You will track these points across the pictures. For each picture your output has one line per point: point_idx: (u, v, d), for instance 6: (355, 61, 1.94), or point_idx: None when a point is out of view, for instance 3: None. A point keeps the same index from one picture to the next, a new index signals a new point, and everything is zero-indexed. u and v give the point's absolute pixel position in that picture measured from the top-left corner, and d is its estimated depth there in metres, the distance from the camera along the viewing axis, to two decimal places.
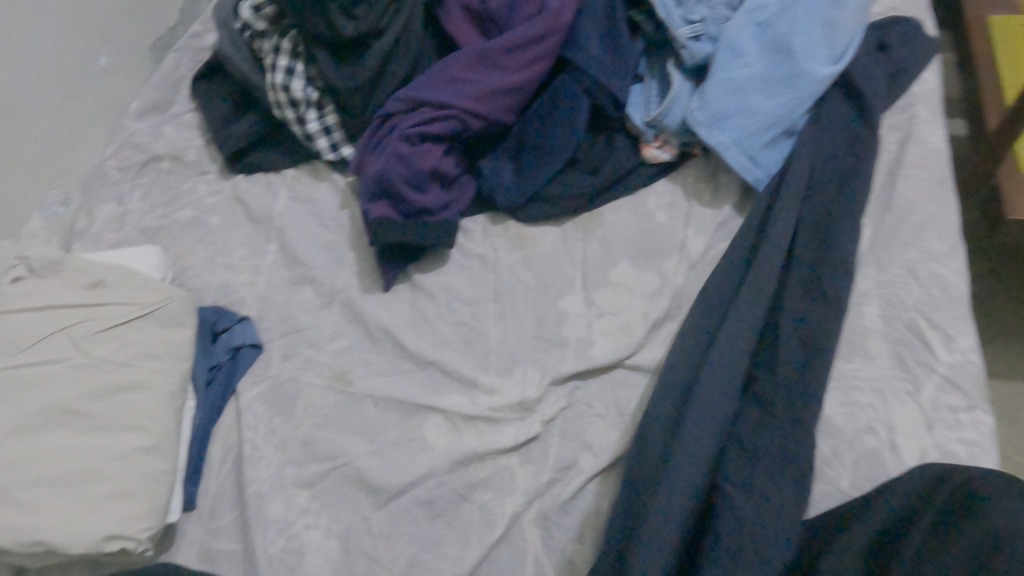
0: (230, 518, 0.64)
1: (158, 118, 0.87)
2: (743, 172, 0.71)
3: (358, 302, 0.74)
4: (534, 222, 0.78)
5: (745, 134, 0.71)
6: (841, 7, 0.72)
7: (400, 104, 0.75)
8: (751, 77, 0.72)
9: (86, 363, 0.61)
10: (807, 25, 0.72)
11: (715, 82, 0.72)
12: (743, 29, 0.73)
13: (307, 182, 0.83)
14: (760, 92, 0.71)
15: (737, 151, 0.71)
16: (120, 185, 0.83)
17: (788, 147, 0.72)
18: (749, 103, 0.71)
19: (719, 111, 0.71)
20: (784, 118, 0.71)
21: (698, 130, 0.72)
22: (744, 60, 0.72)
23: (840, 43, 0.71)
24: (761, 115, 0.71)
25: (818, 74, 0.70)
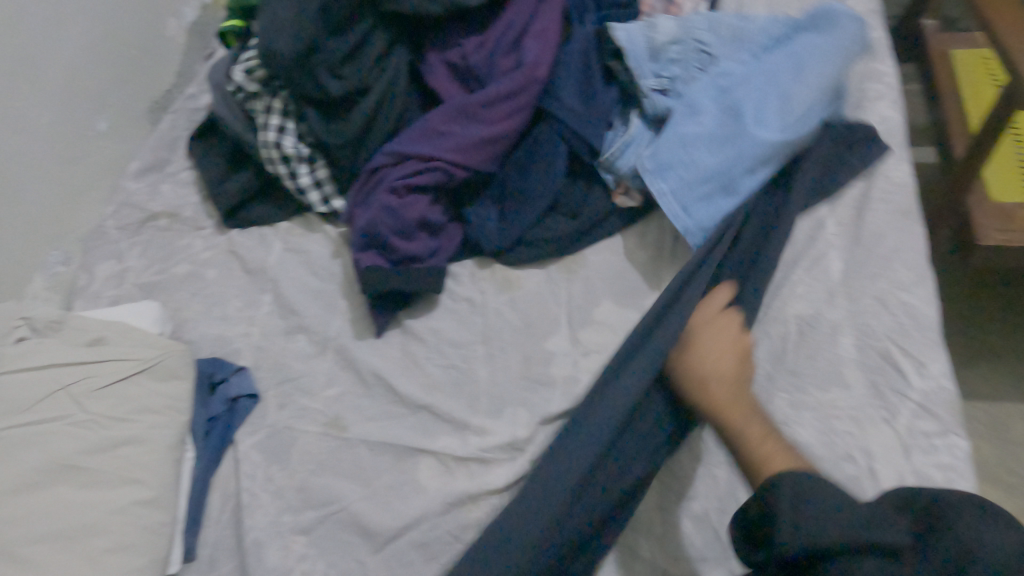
0: (230, 567, 0.65)
1: (155, 177, 0.91)
2: (674, 219, 0.73)
3: (351, 348, 0.76)
4: (519, 266, 0.80)
5: (684, 185, 0.73)
6: (800, 80, 0.73)
7: (387, 158, 0.78)
8: (699, 135, 0.74)
9: (87, 419, 0.63)
10: (763, 94, 0.74)
11: (668, 134, 0.75)
12: (704, 93, 0.77)
13: (300, 234, 0.86)
14: (706, 149, 0.74)
15: (672, 200, 0.73)
16: (118, 243, 0.86)
17: (724, 205, 0.73)
18: (693, 158, 0.73)
19: (665, 161, 0.74)
20: (724, 177, 0.73)
21: (643, 175, 0.74)
22: (699, 119, 0.75)
23: (795, 116, 0.72)
24: (702, 170, 0.73)
25: (763, 142, 0.72)
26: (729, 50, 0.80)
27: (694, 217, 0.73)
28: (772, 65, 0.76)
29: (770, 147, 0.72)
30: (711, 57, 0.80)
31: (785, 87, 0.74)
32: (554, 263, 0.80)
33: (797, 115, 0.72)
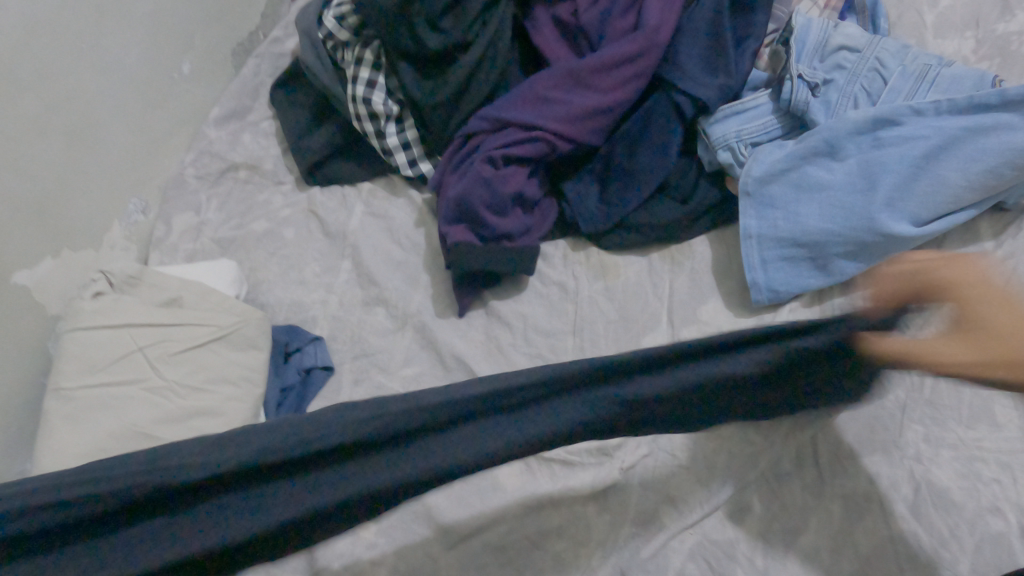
0: None
1: (237, 125, 0.86)
2: (745, 268, 0.65)
3: (432, 327, 0.71)
4: (618, 250, 0.73)
5: (773, 234, 0.65)
6: (961, 169, 0.59)
7: (483, 123, 0.71)
8: (819, 187, 0.64)
9: (162, 387, 0.61)
10: (914, 168, 0.61)
11: (788, 169, 0.66)
12: (856, 133, 0.64)
13: (382, 196, 0.81)
14: (816, 205, 0.64)
15: (755, 246, 0.66)
16: (197, 193, 0.82)
17: (803, 273, 0.64)
18: (798, 210, 0.65)
19: (770, 199, 0.66)
20: (818, 243, 0.63)
21: (740, 203, 0.67)
22: (830, 166, 0.64)
23: (933, 209, 0.60)
24: (800, 224, 0.64)
25: (876, 230, 0.60)
26: (910, 84, 0.65)
27: (768, 272, 0.65)
28: (948, 127, 0.60)
29: (886, 237, 0.60)
30: (883, 84, 0.66)
31: (942, 165, 0.60)
32: (656, 252, 0.73)
33: (939, 204, 0.60)
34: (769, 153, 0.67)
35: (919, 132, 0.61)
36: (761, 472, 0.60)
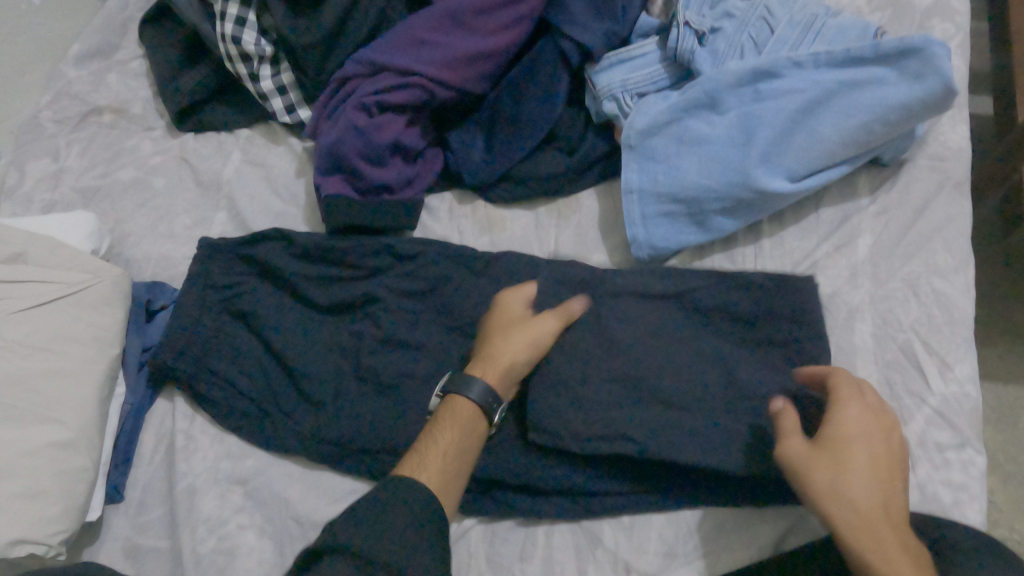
0: (160, 513, 0.62)
1: (102, 64, 0.80)
2: (626, 224, 0.65)
3: (304, 285, 0.66)
4: (505, 203, 0.71)
5: (653, 190, 0.64)
6: (834, 126, 0.59)
7: (359, 67, 0.67)
8: (699, 141, 0.63)
9: (0, 345, 0.56)
10: (791, 123, 0.60)
11: (671, 122, 0.64)
12: (738, 85, 0.62)
13: (261, 144, 0.76)
14: (696, 159, 0.63)
15: (635, 200, 0.64)
16: (55, 139, 0.75)
17: (681, 228, 0.64)
18: (679, 164, 0.63)
19: (651, 152, 0.64)
20: (695, 199, 0.62)
21: (622, 156, 0.65)
22: (711, 119, 0.63)
23: (806, 165, 0.60)
24: (679, 180, 0.63)
25: (750, 186, 0.60)
26: (796, 34, 0.64)
27: (648, 228, 0.64)
28: (825, 81, 0.59)
29: (759, 193, 0.60)
30: (770, 33, 0.64)
31: (819, 120, 0.60)
32: (543, 205, 0.71)
33: (812, 160, 0.60)
34: (653, 105, 0.65)
35: (797, 86, 0.60)
36: None
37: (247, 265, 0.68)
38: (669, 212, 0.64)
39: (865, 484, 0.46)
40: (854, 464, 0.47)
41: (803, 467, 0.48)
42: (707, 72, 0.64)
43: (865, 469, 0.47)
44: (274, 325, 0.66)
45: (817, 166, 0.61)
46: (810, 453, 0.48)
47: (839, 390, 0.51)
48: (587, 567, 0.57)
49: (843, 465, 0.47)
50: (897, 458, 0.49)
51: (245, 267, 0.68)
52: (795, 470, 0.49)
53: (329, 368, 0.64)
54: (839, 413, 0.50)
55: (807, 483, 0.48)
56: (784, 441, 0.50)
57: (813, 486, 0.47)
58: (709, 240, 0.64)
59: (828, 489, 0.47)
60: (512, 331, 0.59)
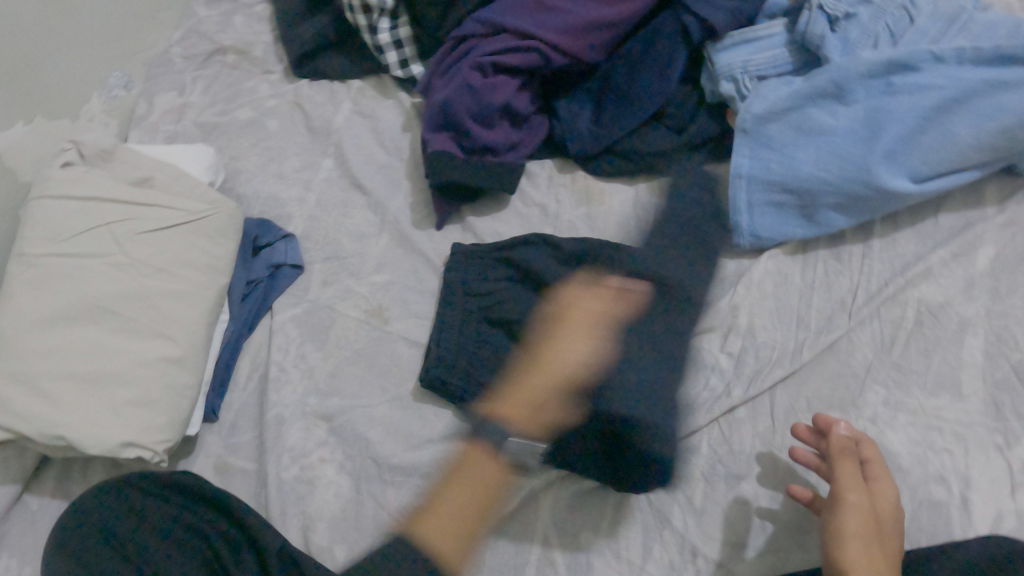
0: (249, 437, 0.65)
1: (230, 7, 0.84)
2: (730, 210, 0.63)
3: (411, 235, 0.71)
4: (605, 176, 0.71)
5: (764, 178, 0.62)
6: (970, 128, 0.56)
7: (478, 26, 0.68)
8: (819, 131, 0.61)
9: (126, 263, 0.60)
10: (923, 120, 0.57)
11: (790, 109, 0.62)
12: (868, 75, 0.59)
13: (372, 96, 0.78)
14: (815, 149, 0.61)
15: (743, 186, 0.63)
16: (182, 74, 0.80)
17: (786, 218, 0.63)
18: (794, 154, 0.61)
19: (766, 138, 0.63)
20: (808, 190, 0.61)
21: (735, 140, 0.64)
22: (834, 109, 0.61)
23: (932, 166, 0.58)
24: (793, 170, 0.61)
25: (870, 183, 0.58)
26: (938, 27, 0.60)
27: (752, 216, 0.63)
28: (967, 78, 0.56)
29: (878, 191, 0.58)
30: (909, 24, 0.61)
31: (954, 120, 0.57)
32: (644, 182, 0.70)
33: (941, 161, 0.57)
34: (774, 89, 0.63)
35: (935, 81, 0.57)
36: (712, 416, 0.60)
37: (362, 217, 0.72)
38: (777, 200, 0.62)
39: (883, 563, 0.45)
40: (897, 524, 0.49)
41: (875, 492, 0.50)
42: (836, 59, 0.62)
43: (885, 546, 0.47)
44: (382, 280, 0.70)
45: (944, 169, 0.58)
46: (858, 523, 0.47)
47: (879, 468, 0.51)
48: (652, 545, 0.57)
49: (884, 505, 0.49)
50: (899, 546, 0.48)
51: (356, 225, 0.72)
52: (837, 536, 0.47)
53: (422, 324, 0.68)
54: (878, 472, 0.51)
55: (839, 551, 0.47)
56: (847, 493, 0.49)
57: (847, 555, 0.46)
58: (816, 235, 0.63)
59: (889, 518, 0.48)
60: (575, 328, 0.60)
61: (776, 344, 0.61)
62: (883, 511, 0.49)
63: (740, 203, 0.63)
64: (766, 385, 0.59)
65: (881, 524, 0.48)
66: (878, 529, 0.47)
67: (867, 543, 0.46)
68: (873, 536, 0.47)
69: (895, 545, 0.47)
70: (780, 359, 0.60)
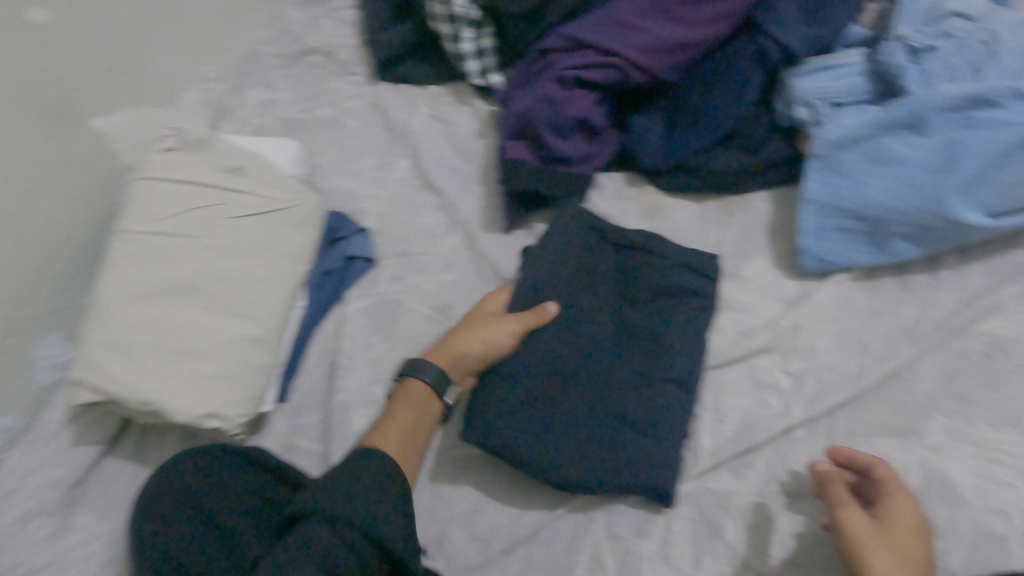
0: (315, 419, 0.68)
1: (319, 11, 0.88)
2: (799, 233, 0.65)
3: (479, 237, 0.73)
4: (672, 192, 0.73)
5: (835, 204, 0.63)
6: None
7: (561, 41, 0.70)
8: (893, 161, 0.61)
9: (216, 244, 0.63)
10: (1001, 155, 0.58)
11: (865, 139, 0.63)
12: (948, 109, 0.60)
13: (449, 102, 0.81)
14: (888, 179, 0.61)
15: (812, 211, 0.64)
16: (271, 72, 0.84)
17: (855, 245, 0.64)
18: (866, 182, 0.62)
19: (838, 165, 0.64)
20: (880, 220, 0.61)
21: (806, 166, 0.65)
22: (909, 140, 0.62)
23: (1009, 200, 0.58)
24: (865, 198, 0.62)
25: (943, 215, 0.59)
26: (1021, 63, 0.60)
27: (820, 241, 0.64)
28: None
29: (952, 224, 0.59)
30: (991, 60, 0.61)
31: None
32: (712, 200, 0.72)
33: (1018, 197, 0.58)
34: (849, 117, 0.64)
35: (1016, 118, 0.58)
36: (770, 434, 0.60)
37: (437, 216, 0.75)
38: (846, 227, 0.63)
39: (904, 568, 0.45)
40: (922, 535, 0.49)
41: (888, 505, 0.50)
42: (914, 92, 0.62)
43: (902, 553, 0.47)
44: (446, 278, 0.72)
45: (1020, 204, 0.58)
46: (872, 532, 0.48)
47: (896, 482, 0.52)
48: (702, 556, 0.57)
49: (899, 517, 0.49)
50: (925, 551, 0.47)
51: (428, 225, 0.75)
52: (850, 544, 0.48)
53: None
54: (894, 488, 0.52)
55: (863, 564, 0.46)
56: (844, 511, 0.49)
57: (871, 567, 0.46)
58: (884, 263, 0.63)
59: (909, 528, 0.49)
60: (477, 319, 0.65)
61: (836, 367, 0.62)
62: (893, 518, 0.49)
63: (807, 226, 0.64)
64: (826, 407, 0.60)
65: (903, 534, 0.48)
66: (896, 539, 0.48)
67: (874, 547, 0.47)
68: (890, 543, 0.47)
69: (918, 549, 0.47)
70: (841, 382, 0.61)
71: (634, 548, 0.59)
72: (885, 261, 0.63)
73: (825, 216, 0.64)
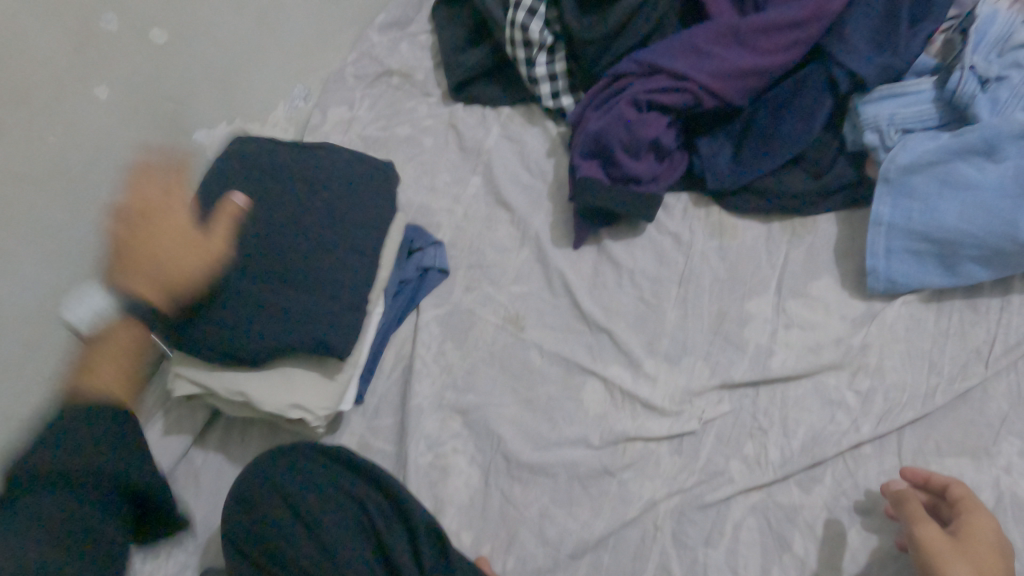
0: (390, 421, 0.71)
1: (397, 33, 0.93)
2: (868, 255, 0.66)
3: (548, 252, 0.76)
4: (739, 213, 0.74)
5: (904, 227, 0.65)
6: None
7: (636, 66, 0.73)
8: (965, 186, 0.63)
9: None
10: None
11: (936, 164, 0.65)
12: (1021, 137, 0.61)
13: (520, 123, 0.85)
14: (959, 204, 0.63)
15: (882, 233, 0.66)
16: (352, 91, 0.89)
17: (924, 268, 0.65)
18: (937, 207, 0.64)
19: (908, 190, 0.66)
20: (951, 243, 0.63)
21: (876, 189, 0.67)
22: (981, 166, 0.63)
23: None
24: (935, 222, 0.64)
25: (1015, 239, 0.60)
26: None
27: (889, 263, 0.66)
28: None
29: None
30: None
31: None
32: (778, 221, 0.74)
33: None
34: (920, 143, 0.66)
35: None
36: (838, 450, 0.61)
37: (508, 230, 0.78)
38: (916, 250, 0.65)
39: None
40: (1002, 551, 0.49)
41: (969, 521, 0.51)
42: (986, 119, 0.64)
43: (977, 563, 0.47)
44: (517, 290, 0.75)
45: None
46: (947, 546, 0.48)
47: (971, 501, 0.52)
48: (770, 568, 0.59)
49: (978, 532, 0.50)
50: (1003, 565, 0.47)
51: (498, 238, 0.78)
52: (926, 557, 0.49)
53: (552, 330, 0.73)
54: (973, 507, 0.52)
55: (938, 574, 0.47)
56: (918, 524, 0.50)
57: None
58: (953, 286, 0.65)
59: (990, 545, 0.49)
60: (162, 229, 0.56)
61: (904, 386, 0.63)
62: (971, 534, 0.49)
63: (876, 248, 0.66)
64: (895, 425, 0.61)
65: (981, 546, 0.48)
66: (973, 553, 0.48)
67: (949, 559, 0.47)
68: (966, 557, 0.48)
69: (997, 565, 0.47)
70: (910, 401, 0.62)
71: (701, 557, 0.60)
72: (956, 284, 0.64)
73: (894, 239, 0.66)
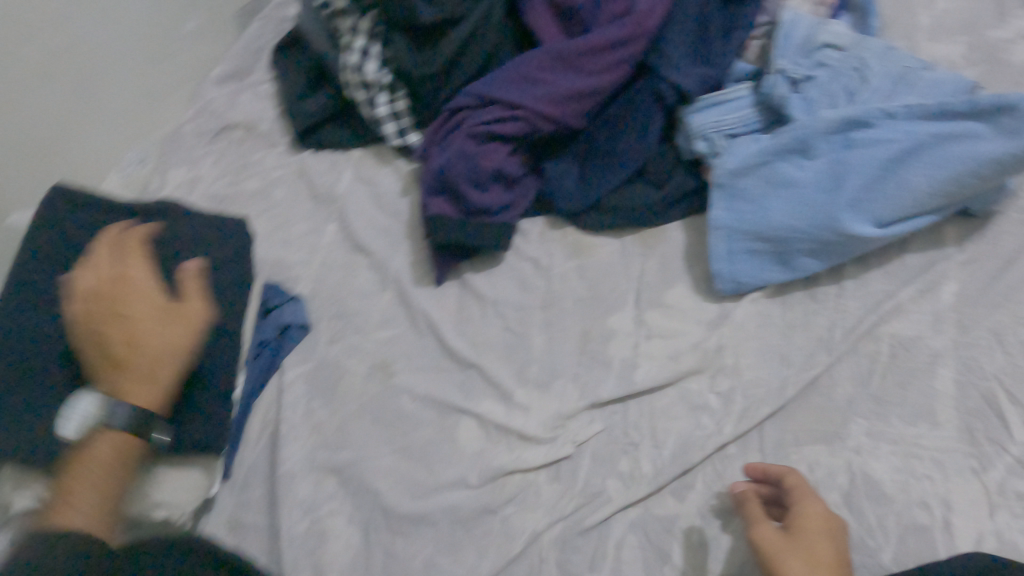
0: (260, 492, 0.67)
1: (237, 86, 0.91)
2: (712, 259, 0.68)
3: (411, 292, 0.75)
4: (594, 231, 0.76)
5: (739, 229, 0.67)
6: (925, 175, 0.62)
7: (470, 99, 0.74)
8: (788, 184, 0.66)
9: None
10: (879, 170, 0.63)
11: (761, 165, 0.68)
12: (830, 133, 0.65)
13: (371, 164, 0.84)
14: (785, 201, 0.66)
15: (721, 237, 0.68)
16: (194, 150, 0.85)
17: (763, 265, 0.67)
18: (766, 206, 0.67)
19: (739, 193, 0.68)
20: (782, 240, 0.66)
21: (710, 195, 0.69)
22: (800, 164, 0.66)
23: (895, 209, 0.63)
24: (766, 221, 0.66)
25: (837, 229, 0.63)
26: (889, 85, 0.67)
27: (731, 264, 0.68)
28: (917, 132, 0.63)
29: (847, 236, 0.63)
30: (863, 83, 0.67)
31: (908, 168, 0.63)
32: (631, 235, 0.75)
33: (900, 206, 0.63)
34: (745, 146, 0.69)
35: (889, 135, 0.63)
36: (705, 454, 0.62)
37: (369, 276, 0.77)
38: (754, 249, 0.67)
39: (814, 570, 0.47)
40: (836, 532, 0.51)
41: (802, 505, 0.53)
42: (799, 118, 0.67)
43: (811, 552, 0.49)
44: (383, 335, 0.73)
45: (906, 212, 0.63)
46: (784, 542, 0.50)
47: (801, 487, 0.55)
48: None
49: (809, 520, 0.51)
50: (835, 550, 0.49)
51: (360, 285, 0.76)
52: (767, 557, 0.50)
53: (421, 371, 0.71)
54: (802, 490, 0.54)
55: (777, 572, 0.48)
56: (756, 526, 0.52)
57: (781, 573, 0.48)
58: (792, 279, 0.67)
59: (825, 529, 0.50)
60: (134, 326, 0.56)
61: (760, 381, 0.65)
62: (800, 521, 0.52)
63: (718, 252, 0.68)
64: (755, 420, 0.62)
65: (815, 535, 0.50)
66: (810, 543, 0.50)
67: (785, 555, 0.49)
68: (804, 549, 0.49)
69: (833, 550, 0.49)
70: (767, 396, 0.63)
71: None
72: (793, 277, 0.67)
73: (733, 240, 0.68)
